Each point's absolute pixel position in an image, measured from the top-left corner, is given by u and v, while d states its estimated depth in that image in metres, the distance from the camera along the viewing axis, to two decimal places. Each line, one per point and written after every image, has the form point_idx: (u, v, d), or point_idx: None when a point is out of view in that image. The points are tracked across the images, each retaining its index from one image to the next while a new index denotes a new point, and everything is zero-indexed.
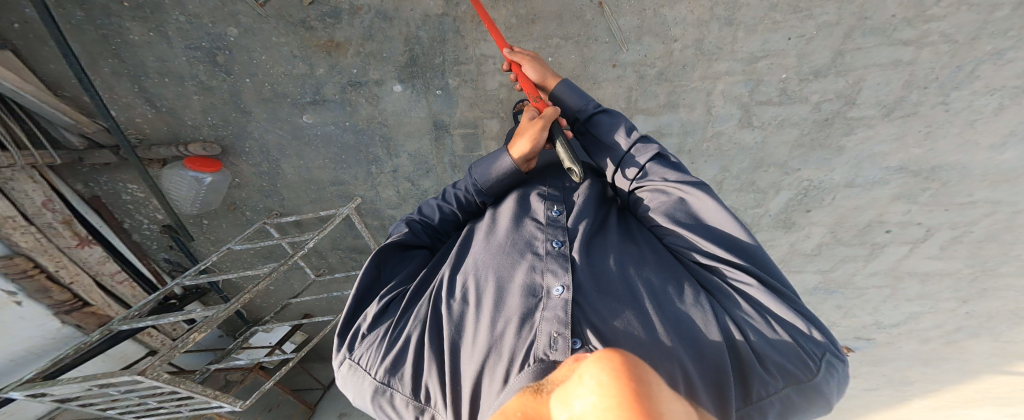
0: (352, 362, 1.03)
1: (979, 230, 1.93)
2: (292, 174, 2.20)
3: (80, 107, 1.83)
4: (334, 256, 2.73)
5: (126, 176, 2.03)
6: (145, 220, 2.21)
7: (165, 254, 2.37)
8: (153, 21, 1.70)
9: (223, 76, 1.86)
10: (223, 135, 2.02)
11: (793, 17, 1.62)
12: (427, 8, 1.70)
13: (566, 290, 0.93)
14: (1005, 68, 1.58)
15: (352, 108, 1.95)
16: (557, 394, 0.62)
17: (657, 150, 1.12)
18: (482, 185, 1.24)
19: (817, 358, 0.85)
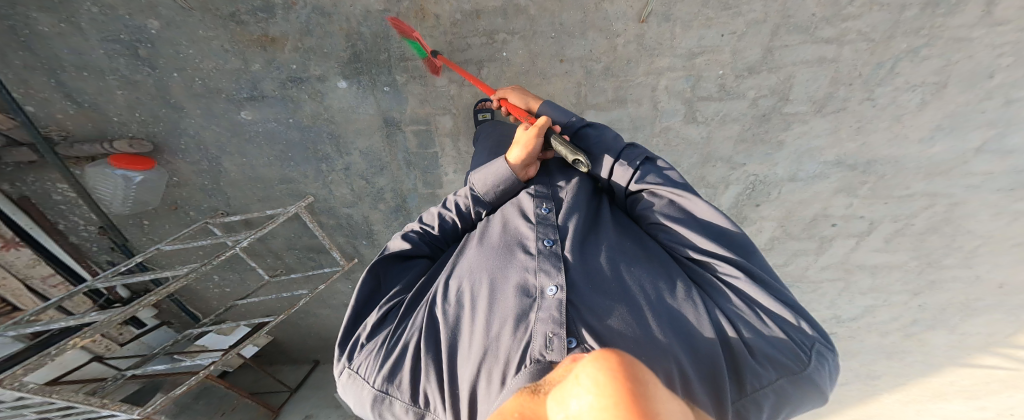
0: (352, 371, 1.01)
1: (920, 222, 2.10)
2: (235, 172, 2.10)
3: None
4: (290, 256, 2.68)
5: (53, 176, 1.88)
6: (81, 222, 2.05)
7: (107, 256, 2.22)
8: (63, 12, 1.57)
9: (148, 70, 1.74)
10: (155, 132, 1.91)
11: (723, 14, 1.66)
12: (367, 4, 1.63)
13: (561, 289, 0.89)
14: (921, 65, 1.69)
15: (295, 105, 1.87)
16: (554, 395, 0.56)
17: (645, 155, 1.09)
18: (481, 193, 1.19)
19: (811, 350, 0.83)
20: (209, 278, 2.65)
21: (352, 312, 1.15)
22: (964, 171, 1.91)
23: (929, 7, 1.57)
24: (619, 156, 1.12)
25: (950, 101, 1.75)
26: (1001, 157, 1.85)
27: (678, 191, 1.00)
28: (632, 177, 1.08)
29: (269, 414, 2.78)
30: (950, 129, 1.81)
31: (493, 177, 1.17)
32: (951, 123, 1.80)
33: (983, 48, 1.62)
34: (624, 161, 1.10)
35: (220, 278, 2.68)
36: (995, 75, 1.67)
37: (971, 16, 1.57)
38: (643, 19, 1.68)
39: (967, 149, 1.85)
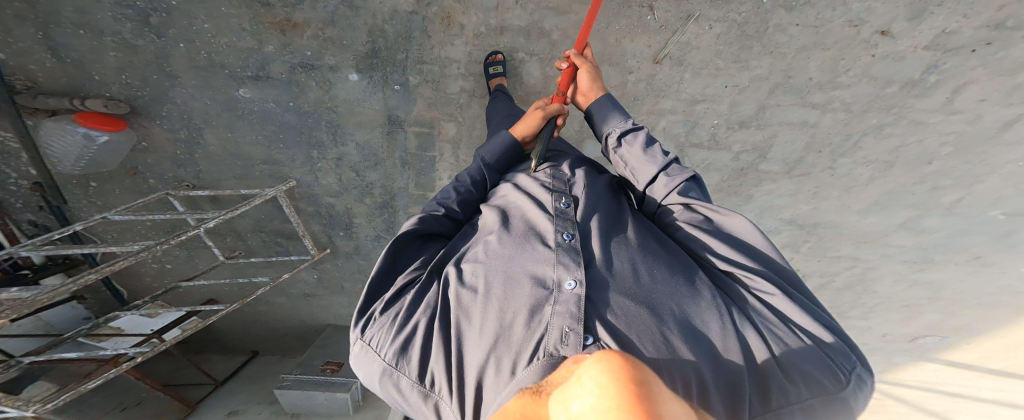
0: (364, 343, 1.00)
1: (840, 279, 2.46)
2: (216, 146, 2.02)
3: None
4: (254, 239, 2.56)
5: None
6: (12, 175, 1.91)
7: (31, 215, 2.05)
8: None
9: (153, 37, 1.70)
10: (138, 96, 1.82)
11: (732, 66, 1.79)
12: (397, 3, 1.70)
13: (578, 285, 0.92)
14: (882, 140, 1.92)
15: (300, 90, 1.87)
16: (556, 396, 0.57)
17: (692, 173, 1.12)
18: (490, 161, 1.36)
19: (847, 373, 0.81)
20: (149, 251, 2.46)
21: (371, 282, 1.09)
22: (886, 241, 2.25)
23: (905, 87, 1.76)
24: (665, 167, 1.13)
25: (895, 179, 2.02)
26: (914, 234, 2.20)
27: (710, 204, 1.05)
28: (675, 187, 1.10)
29: (184, 410, 2.45)
30: (885, 205, 2.11)
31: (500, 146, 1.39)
32: (887, 200, 2.09)
33: (932, 134, 1.86)
34: (669, 172, 1.13)
35: (163, 253, 2.50)
36: (933, 161, 1.94)
37: (935, 101, 1.78)
38: (657, 60, 1.80)
39: (892, 225, 2.18)
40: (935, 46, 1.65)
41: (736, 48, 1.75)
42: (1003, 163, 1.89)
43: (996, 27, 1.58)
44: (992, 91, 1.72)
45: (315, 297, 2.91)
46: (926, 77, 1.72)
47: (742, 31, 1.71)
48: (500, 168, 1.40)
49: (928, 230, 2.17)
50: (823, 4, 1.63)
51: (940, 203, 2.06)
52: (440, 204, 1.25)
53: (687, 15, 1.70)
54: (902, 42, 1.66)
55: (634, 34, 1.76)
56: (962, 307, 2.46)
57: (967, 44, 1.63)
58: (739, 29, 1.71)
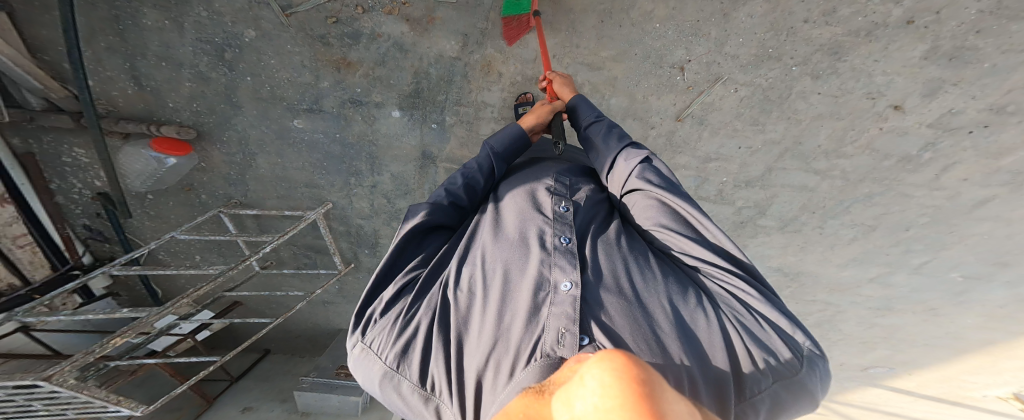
0: (365, 345, 1.13)
1: (812, 319, 2.61)
2: (266, 169, 2.23)
3: (55, 72, 1.81)
4: (287, 251, 2.77)
5: (76, 141, 2.00)
6: (79, 185, 2.13)
7: (86, 220, 2.27)
8: (174, 11, 1.74)
9: (225, 70, 1.90)
10: (204, 122, 2.03)
11: (749, 128, 1.90)
12: (442, 50, 1.87)
13: (574, 286, 0.99)
14: (869, 208, 2.02)
15: (346, 123, 2.06)
16: (559, 397, 0.63)
17: (646, 155, 1.30)
18: (497, 149, 1.49)
19: (802, 360, 0.93)
20: (190, 256, 2.66)
21: (372, 284, 1.28)
22: (856, 291, 2.38)
23: (900, 162, 1.85)
24: (623, 155, 1.34)
25: (873, 241, 2.13)
26: (881, 287, 2.33)
27: (688, 202, 1.14)
28: (633, 172, 1.27)
29: (202, 405, 2.60)
30: (861, 261, 2.23)
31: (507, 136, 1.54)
32: (864, 256, 2.21)
33: (914, 206, 1.95)
34: (630, 161, 1.31)
35: (202, 259, 2.70)
36: (910, 228, 2.03)
37: (924, 177, 1.86)
38: (680, 117, 1.92)
39: (863, 278, 2.31)
40: (937, 125, 1.71)
41: (757, 111, 1.84)
42: (968, 235, 1.98)
43: (996, 112, 1.62)
44: (975, 172, 1.79)
45: (333, 305, 3.14)
46: (921, 154, 1.80)
47: (765, 95, 1.80)
48: (507, 157, 1.52)
49: (895, 284, 2.28)
50: (850, 75, 1.69)
51: (908, 264, 2.17)
52: (445, 190, 1.40)
53: (716, 77, 1.81)
54: (910, 119, 1.72)
55: (661, 91, 1.87)
56: (910, 345, 2.61)
57: (966, 125, 1.68)
58: (763, 93, 1.80)
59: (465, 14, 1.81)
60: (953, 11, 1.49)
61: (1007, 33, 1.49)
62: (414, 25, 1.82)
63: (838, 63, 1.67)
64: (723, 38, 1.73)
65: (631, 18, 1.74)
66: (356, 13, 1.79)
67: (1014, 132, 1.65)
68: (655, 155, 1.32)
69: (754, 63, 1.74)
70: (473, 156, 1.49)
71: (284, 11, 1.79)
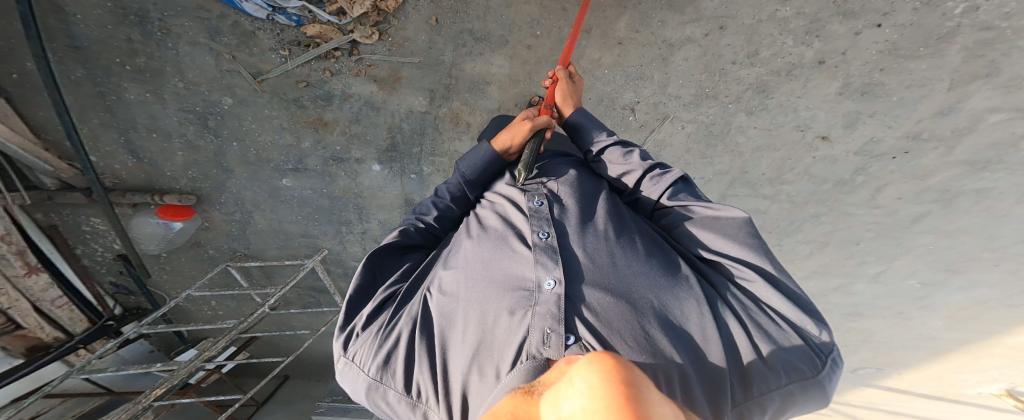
0: (348, 359, 1.09)
1: None
2: (263, 224, 2.38)
3: (60, 150, 1.93)
4: (294, 294, 2.93)
5: (90, 211, 2.12)
6: (100, 248, 2.28)
7: (112, 277, 2.42)
8: (151, 84, 1.81)
9: (211, 137, 2.01)
10: (202, 187, 2.17)
11: (699, 161, 2.07)
12: (412, 106, 2.01)
13: (558, 284, 0.94)
14: (818, 226, 2.14)
15: (331, 179, 2.21)
16: (547, 397, 0.65)
17: (681, 175, 1.15)
18: (471, 178, 1.34)
19: (825, 358, 0.85)
20: (207, 301, 2.84)
21: (349, 300, 1.21)
22: (825, 300, 2.44)
23: (836, 185, 1.97)
24: (647, 173, 1.20)
25: (829, 256, 2.23)
26: (846, 296, 2.38)
27: (706, 204, 1.05)
28: (663, 192, 1.14)
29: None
30: (822, 274, 2.32)
31: (480, 161, 1.35)
32: (822, 269, 2.31)
33: (858, 223, 2.06)
34: (658, 176, 1.18)
35: (217, 303, 2.87)
36: (859, 243, 2.13)
37: (861, 197, 1.97)
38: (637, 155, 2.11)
39: (828, 288, 2.37)
40: (865, 152, 1.84)
41: (703, 145, 2.01)
42: (916, 246, 2.04)
43: (913, 138, 1.74)
44: (907, 192, 1.88)
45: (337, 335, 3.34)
46: (854, 178, 1.92)
47: (708, 131, 1.97)
48: (482, 184, 1.38)
49: (859, 292, 2.33)
50: (778, 110, 1.84)
51: (865, 273, 2.24)
52: (417, 220, 1.34)
53: (663, 116, 1.98)
54: (838, 148, 1.86)
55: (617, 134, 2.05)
56: (888, 347, 2.55)
57: (889, 152, 1.80)
58: (706, 129, 1.97)
59: (429, 73, 1.93)
60: (856, 52, 1.64)
61: (905, 71, 1.62)
62: (382, 84, 1.94)
63: (766, 100, 1.83)
64: (665, 79, 1.88)
65: (581, 66, 1.89)
66: (325, 77, 1.90)
67: (933, 158, 1.76)
68: (689, 175, 1.16)
69: (694, 102, 1.91)
70: (448, 180, 1.38)
71: (255, 78, 1.88)
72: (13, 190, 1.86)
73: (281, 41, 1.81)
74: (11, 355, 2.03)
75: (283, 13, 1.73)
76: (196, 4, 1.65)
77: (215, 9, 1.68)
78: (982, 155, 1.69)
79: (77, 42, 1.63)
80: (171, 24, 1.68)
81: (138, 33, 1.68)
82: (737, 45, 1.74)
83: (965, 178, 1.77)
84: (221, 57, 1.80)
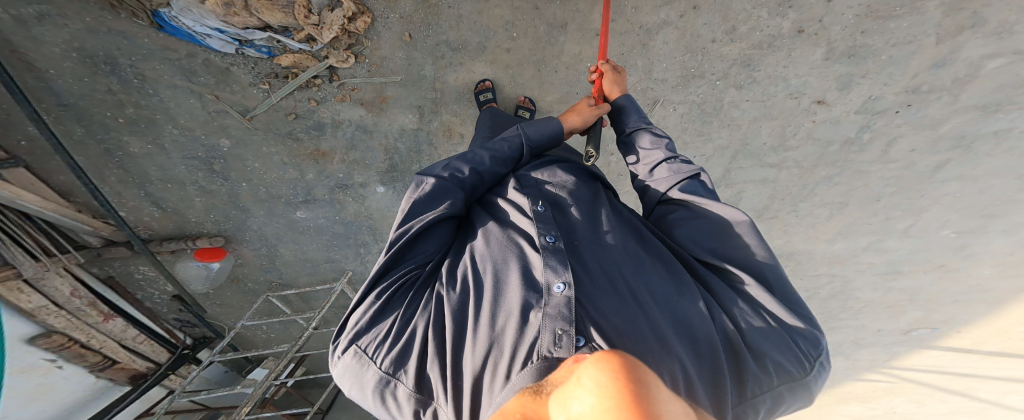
0: (359, 349, 1.01)
1: (824, 291, 2.54)
2: (289, 255, 2.49)
3: (91, 210, 2.04)
4: (330, 312, 3.08)
5: (138, 261, 2.27)
6: (157, 292, 2.44)
7: (174, 314, 2.60)
8: (150, 134, 1.88)
9: (221, 181, 2.10)
10: (226, 228, 2.29)
11: (697, 139, 2.00)
12: (403, 124, 2.03)
13: (568, 287, 0.91)
14: (834, 187, 2.06)
15: (341, 205, 2.28)
16: (556, 397, 0.70)
17: (697, 171, 1.12)
18: (534, 139, 1.29)
19: (813, 360, 0.88)
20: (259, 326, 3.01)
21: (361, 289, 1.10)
22: (855, 261, 2.33)
23: (844, 145, 1.90)
24: (669, 159, 1.18)
25: (851, 215, 2.14)
26: (880, 253, 2.26)
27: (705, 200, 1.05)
28: (676, 183, 1.12)
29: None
30: (848, 234, 2.23)
31: (547, 128, 1.32)
32: (848, 229, 2.21)
33: (876, 179, 1.97)
34: (675, 166, 1.15)
35: (268, 327, 3.05)
36: (880, 199, 2.04)
37: (872, 154, 1.89)
38: None
39: (857, 247, 2.28)
40: (866, 110, 1.77)
41: (699, 124, 1.96)
42: (942, 195, 1.94)
43: (912, 92, 1.67)
44: (921, 142, 1.80)
45: None
46: (860, 135, 1.85)
47: (702, 110, 1.91)
48: (537, 151, 1.32)
49: (891, 249, 2.22)
50: (768, 81, 1.79)
51: (895, 229, 2.13)
52: (470, 168, 1.18)
53: (653, 101, 1.92)
54: (836, 109, 1.79)
55: None
56: (939, 302, 2.37)
57: (890, 107, 1.74)
58: (700, 108, 1.91)
59: (413, 89, 1.94)
60: (833, 18, 1.61)
61: (888, 31, 1.59)
62: (369, 107, 1.96)
63: (754, 73, 1.78)
64: (648, 65, 1.84)
65: (564, 62, 1.89)
66: (311, 106, 1.94)
67: (939, 107, 1.69)
68: (705, 173, 1.13)
69: (682, 83, 1.86)
70: (507, 131, 1.30)
71: (245, 116, 1.92)
72: (64, 251, 2.00)
73: (259, 75, 1.84)
74: (117, 383, 2.37)
75: (251, 45, 1.75)
76: (163, 46, 1.68)
77: (181, 49, 1.70)
78: (990, 98, 1.62)
79: (67, 101, 1.71)
80: (144, 69, 1.72)
81: (115, 82, 1.71)
82: (713, 24, 1.71)
83: (980, 121, 1.69)
84: (206, 98, 1.84)
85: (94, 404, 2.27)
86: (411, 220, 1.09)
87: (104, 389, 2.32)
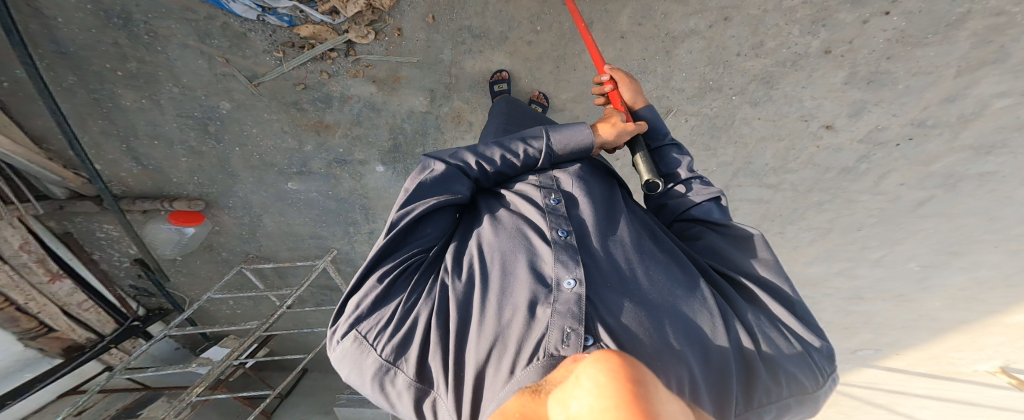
0: (358, 335, 0.99)
1: None
2: (272, 226, 2.40)
3: (65, 160, 1.93)
4: (306, 292, 2.99)
5: (103, 218, 2.14)
6: (116, 254, 2.31)
7: (131, 281, 2.47)
8: (147, 90, 1.79)
9: (214, 143, 2.01)
10: (209, 192, 2.19)
11: (703, 154, 2.10)
12: (413, 106, 2.00)
13: (578, 284, 0.90)
14: (821, 213, 2.15)
15: (336, 180, 2.22)
16: (556, 396, 0.67)
17: (716, 194, 1.14)
18: (558, 150, 1.20)
19: (822, 372, 0.93)
20: (224, 301, 2.89)
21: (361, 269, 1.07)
22: (825, 285, 2.45)
23: (841, 173, 1.99)
24: (690, 182, 1.19)
25: (831, 242, 2.24)
26: (849, 279, 2.37)
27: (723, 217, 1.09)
28: (691, 205, 1.16)
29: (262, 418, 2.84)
30: (824, 259, 2.33)
31: (576, 140, 1.21)
32: (825, 255, 2.31)
33: (861, 209, 2.07)
34: (697, 191, 1.17)
35: (236, 303, 2.94)
36: (861, 228, 2.15)
37: (864, 184, 1.99)
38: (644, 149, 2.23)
39: (830, 272, 2.38)
40: (869, 140, 1.86)
41: (707, 137, 2.06)
42: (918, 230, 2.04)
43: (916, 125, 1.76)
44: (910, 177, 1.90)
45: None
46: (858, 165, 1.94)
47: (712, 123, 2.02)
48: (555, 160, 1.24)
49: (859, 275, 2.33)
50: (783, 100, 1.88)
51: (868, 258, 2.24)
52: (480, 164, 1.14)
53: (666, 110, 2.05)
54: (842, 136, 1.88)
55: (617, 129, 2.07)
56: (891, 328, 2.50)
57: (893, 139, 1.83)
58: (711, 121, 2.02)
59: (429, 72, 1.92)
60: (863, 41, 1.69)
61: (912, 60, 1.65)
62: (381, 85, 1.93)
63: (772, 91, 1.87)
64: (668, 73, 1.97)
65: (584, 61, 1.91)
66: (322, 78, 1.89)
67: (936, 145, 1.78)
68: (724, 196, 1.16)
69: (698, 95, 1.98)
70: (531, 135, 1.20)
71: (252, 81, 1.87)
72: (23, 200, 1.86)
73: (274, 43, 1.81)
74: (50, 356, 2.18)
75: (274, 13, 1.73)
76: (182, 6, 1.63)
77: (201, 10, 1.66)
78: (987, 139, 1.69)
79: (66, 49, 1.61)
80: (158, 27, 1.66)
81: (124, 37, 1.65)
82: (741, 37, 1.82)
83: (972, 162, 1.77)
84: (215, 61, 1.78)
85: (16, 379, 2.03)
86: (415, 204, 1.05)
87: (32, 359, 2.09)
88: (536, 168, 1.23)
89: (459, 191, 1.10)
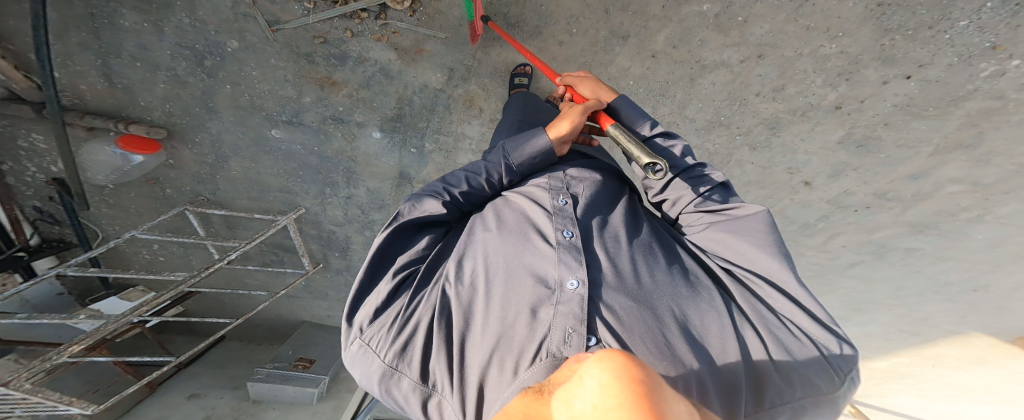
0: (363, 343, 1.03)
1: None
2: (237, 172, 2.23)
3: (19, 61, 1.72)
4: (254, 250, 2.79)
5: (37, 128, 1.91)
6: (33, 169, 2.02)
7: (37, 202, 2.13)
8: (155, 15, 1.70)
9: (203, 76, 1.87)
10: (177, 123, 1.99)
11: None
12: (428, 80, 1.98)
13: (581, 284, 0.92)
14: None
15: (326, 138, 2.13)
16: (559, 396, 0.58)
17: (720, 180, 1.22)
18: (515, 161, 1.25)
19: (842, 374, 0.90)
20: (147, 245, 2.63)
21: (366, 276, 1.14)
22: None
23: (801, 228, 2.26)
24: (692, 171, 1.26)
25: None
26: None
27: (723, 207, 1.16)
28: (693, 200, 1.23)
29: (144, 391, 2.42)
30: None
31: (530, 148, 1.26)
32: None
33: (803, 261, 2.35)
34: (698, 181, 1.24)
35: (160, 247, 2.67)
36: None
37: (816, 241, 2.26)
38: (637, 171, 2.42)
39: None
40: (835, 202, 2.10)
41: None
42: (838, 287, 2.40)
43: (879, 196, 2.00)
44: (853, 241, 2.18)
45: (297, 299, 3.11)
46: (817, 223, 2.20)
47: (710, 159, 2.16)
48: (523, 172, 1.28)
49: None
50: (780, 149, 2.06)
51: None
52: (444, 188, 1.21)
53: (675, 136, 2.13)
54: (815, 194, 2.11)
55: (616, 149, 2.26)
56: None
57: (855, 204, 2.07)
58: (710, 156, 2.15)
59: (453, 50, 1.93)
60: (873, 102, 1.83)
61: (906, 129, 1.83)
62: (402, 54, 1.90)
63: (773, 137, 2.04)
64: (688, 100, 2.04)
65: (609, 73, 2.01)
66: (344, 36, 1.83)
67: (886, 216, 2.04)
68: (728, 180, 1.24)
69: (706, 128, 2.10)
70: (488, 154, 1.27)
71: (271, 26, 1.78)
72: None
73: None
74: None
75: None
76: None
77: None
78: (925, 219, 1.98)
79: None
80: None
81: None
82: (768, 76, 1.91)
83: (906, 237, 2.05)
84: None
85: None
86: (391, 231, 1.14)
87: None
88: (507, 184, 1.28)
89: (428, 212, 1.17)
